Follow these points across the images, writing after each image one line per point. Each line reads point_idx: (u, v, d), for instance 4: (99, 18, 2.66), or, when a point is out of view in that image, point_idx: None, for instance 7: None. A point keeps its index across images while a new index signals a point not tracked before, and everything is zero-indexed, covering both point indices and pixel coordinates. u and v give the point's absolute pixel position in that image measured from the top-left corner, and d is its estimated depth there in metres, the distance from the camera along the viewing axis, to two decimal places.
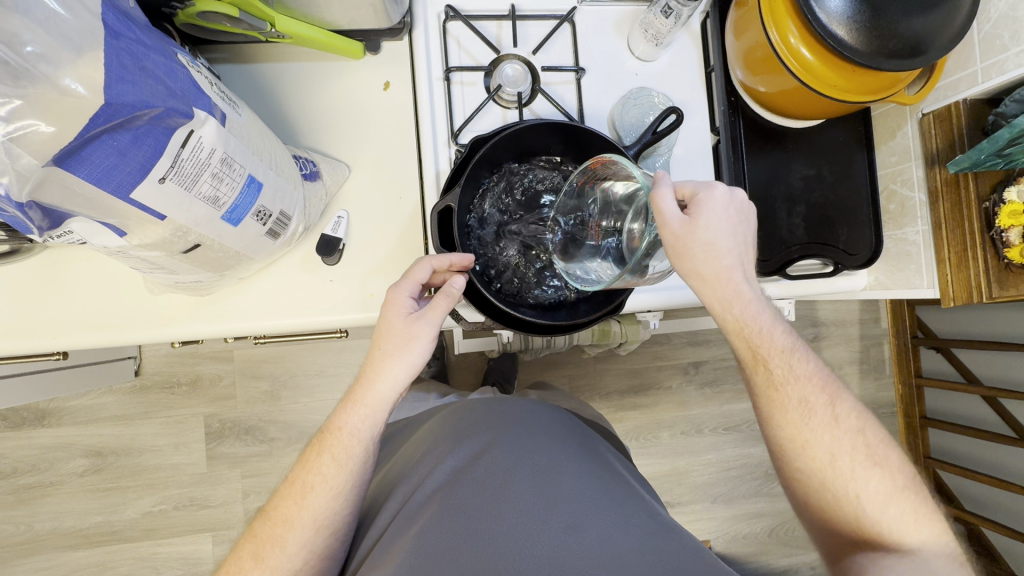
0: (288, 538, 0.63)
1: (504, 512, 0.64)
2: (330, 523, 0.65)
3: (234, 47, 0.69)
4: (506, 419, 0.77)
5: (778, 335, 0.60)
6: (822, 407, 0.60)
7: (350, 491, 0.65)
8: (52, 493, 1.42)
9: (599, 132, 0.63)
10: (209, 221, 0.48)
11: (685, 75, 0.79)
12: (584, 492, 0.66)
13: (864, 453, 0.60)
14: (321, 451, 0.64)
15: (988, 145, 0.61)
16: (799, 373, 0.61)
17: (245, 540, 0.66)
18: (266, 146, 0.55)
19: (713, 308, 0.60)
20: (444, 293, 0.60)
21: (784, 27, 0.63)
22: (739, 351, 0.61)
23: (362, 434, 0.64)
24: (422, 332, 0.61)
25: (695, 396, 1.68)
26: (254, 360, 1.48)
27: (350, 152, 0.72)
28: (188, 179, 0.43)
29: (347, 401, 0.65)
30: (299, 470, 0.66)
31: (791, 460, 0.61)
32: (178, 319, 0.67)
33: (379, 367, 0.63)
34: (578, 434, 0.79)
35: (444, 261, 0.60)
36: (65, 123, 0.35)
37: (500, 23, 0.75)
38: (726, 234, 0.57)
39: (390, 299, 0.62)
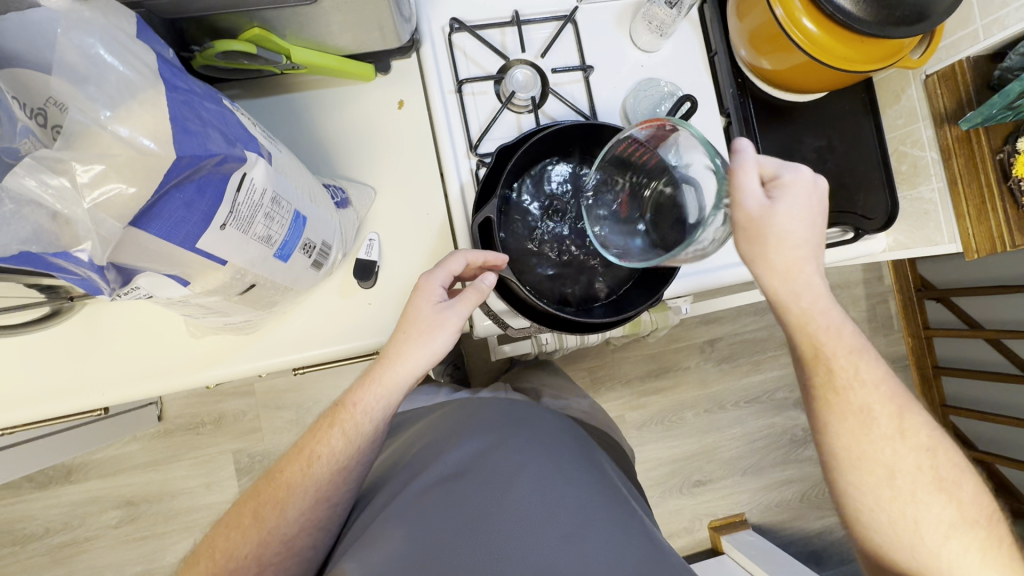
0: (288, 505, 0.64)
1: (507, 512, 0.63)
2: (329, 496, 0.65)
3: (245, 82, 0.69)
4: (515, 419, 0.77)
5: (830, 333, 0.55)
6: (887, 418, 0.55)
7: (353, 467, 0.65)
8: (88, 549, 1.40)
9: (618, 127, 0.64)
10: (264, 260, 0.49)
11: (689, 62, 0.80)
12: (585, 493, 0.66)
13: (931, 476, 0.55)
14: (333, 424, 0.65)
15: (998, 100, 0.62)
16: (866, 378, 0.55)
17: (247, 497, 0.67)
18: (303, 180, 0.55)
19: (779, 298, 0.55)
20: (474, 288, 0.62)
21: (787, 4, 0.64)
22: (800, 345, 0.56)
23: (375, 413, 0.64)
24: (449, 321, 0.62)
25: (714, 373, 1.70)
26: (276, 391, 1.48)
27: (372, 174, 0.72)
28: (245, 222, 0.44)
29: (366, 378, 0.65)
30: (308, 438, 0.66)
31: (843, 473, 0.57)
32: (222, 361, 0.67)
33: (401, 350, 0.63)
34: (579, 440, 0.78)
35: (478, 258, 0.63)
36: (147, 180, 0.36)
37: (504, 30, 0.75)
38: (786, 256, 0.54)
39: (423, 286, 0.63)
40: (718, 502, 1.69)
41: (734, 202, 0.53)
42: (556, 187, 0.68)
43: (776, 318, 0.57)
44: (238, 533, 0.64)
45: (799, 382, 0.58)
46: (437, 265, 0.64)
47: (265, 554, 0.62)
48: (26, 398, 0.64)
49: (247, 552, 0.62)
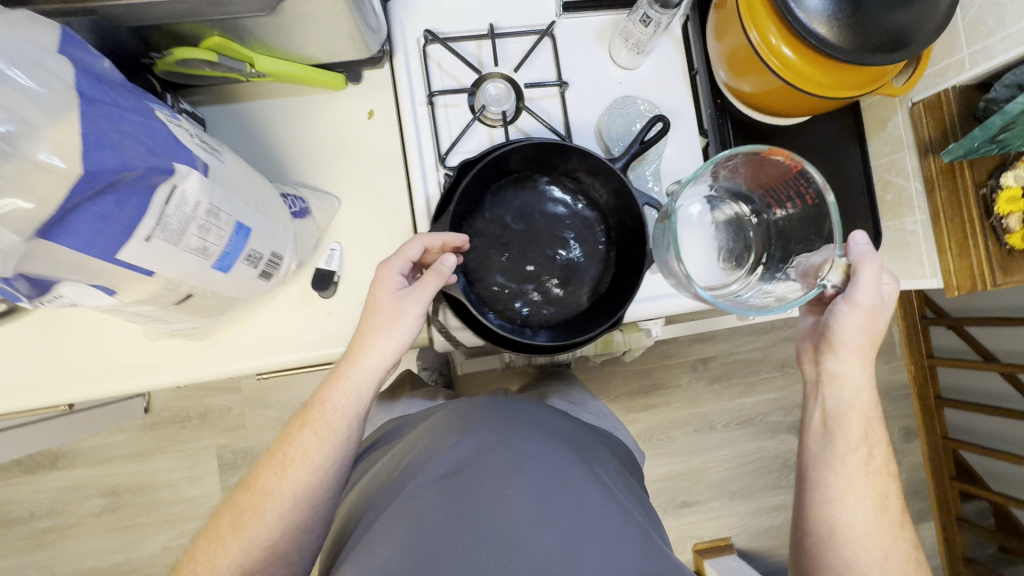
0: (267, 510, 0.61)
1: (505, 514, 0.58)
2: (309, 498, 0.63)
3: (212, 88, 0.69)
4: (505, 412, 0.71)
5: (868, 425, 0.65)
6: (894, 504, 0.65)
7: (331, 466, 0.63)
8: (71, 535, 1.43)
9: (582, 148, 0.62)
10: (200, 272, 0.48)
11: (669, 80, 0.78)
12: (582, 489, 0.62)
13: (908, 561, 0.64)
14: (303, 425, 0.63)
15: (980, 133, 0.59)
16: (887, 468, 0.66)
17: (223, 510, 0.63)
18: (252, 190, 0.55)
19: (846, 386, 0.65)
20: (434, 271, 0.60)
21: (770, 43, 0.63)
22: (848, 425, 0.65)
23: (346, 409, 0.63)
24: (410, 308, 0.61)
25: (706, 392, 1.67)
26: (262, 389, 1.49)
27: (337, 184, 0.71)
28: (175, 234, 0.44)
29: (334, 375, 0.64)
30: (280, 443, 0.64)
31: (840, 544, 0.64)
32: (178, 364, 0.67)
33: (365, 344, 0.62)
34: (581, 439, 0.73)
35: (436, 241, 0.62)
36: (46, 199, 0.36)
37: (480, 43, 0.74)
38: (863, 337, 0.63)
39: (381, 276, 0.62)
40: (704, 524, 1.66)
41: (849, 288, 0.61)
42: (517, 205, 0.67)
43: (832, 400, 0.66)
44: (218, 547, 0.61)
45: (822, 454, 0.66)
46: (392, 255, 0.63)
47: (248, 562, 0.60)
48: None
49: (230, 563, 0.60)
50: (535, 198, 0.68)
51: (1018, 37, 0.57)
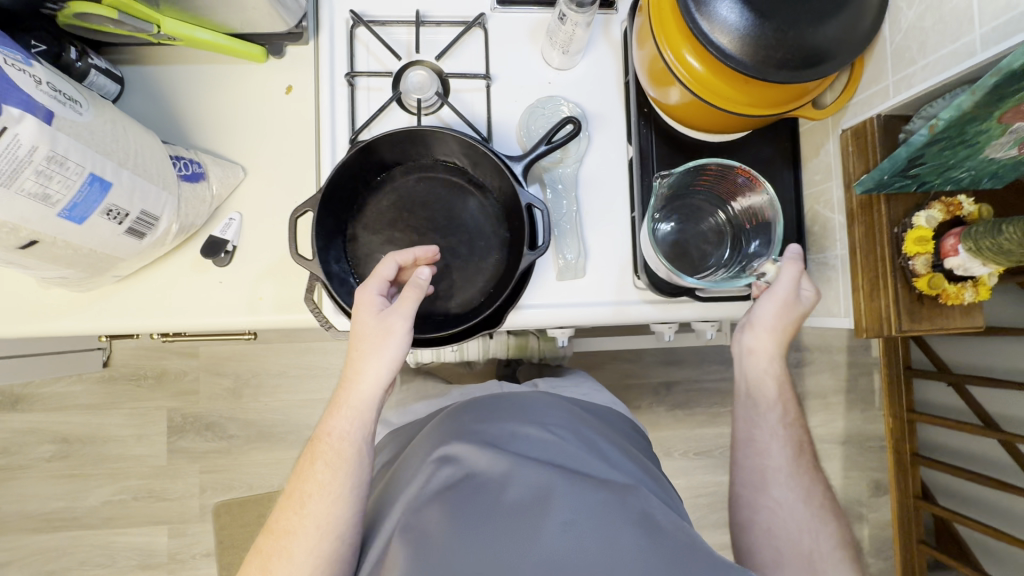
0: (294, 549, 0.58)
1: (502, 511, 0.58)
2: (336, 527, 0.59)
3: (135, 49, 0.70)
4: (492, 412, 0.72)
5: (782, 385, 0.67)
6: (808, 454, 0.67)
7: (350, 493, 0.60)
8: (20, 476, 1.47)
9: (463, 136, 0.62)
10: (42, 218, 0.49)
11: (600, 85, 0.76)
12: (579, 480, 0.62)
13: (832, 507, 0.65)
14: (313, 459, 0.60)
15: (887, 166, 0.56)
16: (799, 422, 0.68)
17: (250, 557, 0.61)
18: (124, 146, 0.55)
19: (764, 354, 0.67)
20: (412, 285, 0.60)
21: (685, 62, 0.60)
22: (767, 385, 0.67)
23: (353, 436, 0.61)
24: (398, 326, 0.60)
25: (666, 417, 1.61)
26: (219, 357, 1.51)
27: (246, 155, 0.72)
28: (4, 176, 0.44)
29: (333, 405, 0.62)
30: (294, 481, 0.61)
31: (767, 489, 0.65)
32: (64, 316, 0.68)
33: (360, 368, 0.61)
34: (578, 418, 0.73)
35: (408, 257, 0.62)
36: None
37: (410, 29, 0.74)
38: (784, 316, 0.65)
39: (361, 300, 0.61)
40: None
41: (776, 287, 0.63)
42: (411, 191, 0.69)
43: (750, 365, 0.68)
44: None
45: (746, 412, 0.68)
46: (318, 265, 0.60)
47: None
48: None
49: None
50: (413, 189, 0.69)
51: (937, 66, 0.53)
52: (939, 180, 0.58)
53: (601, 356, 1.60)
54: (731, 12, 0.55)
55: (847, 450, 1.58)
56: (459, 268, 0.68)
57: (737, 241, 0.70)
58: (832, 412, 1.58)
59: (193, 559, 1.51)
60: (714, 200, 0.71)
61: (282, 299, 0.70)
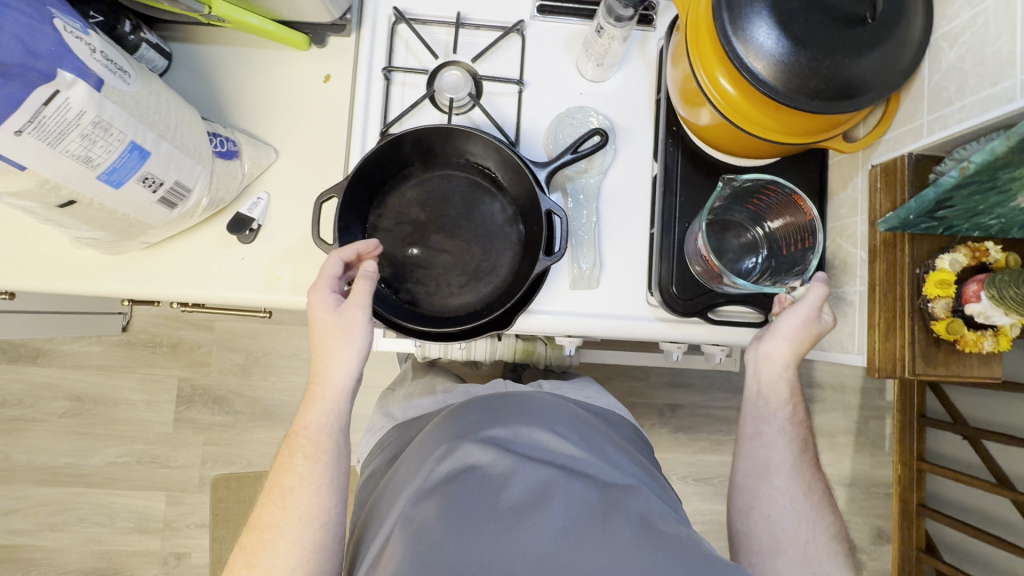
0: (279, 541, 0.58)
1: (501, 509, 0.59)
2: (320, 516, 0.59)
3: (187, 28, 0.73)
4: (494, 412, 0.73)
5: (793, 385, 0.69)
6: (809, 448, 0.69)
7: (331, 483, 0.60)
8: (33, 428, 1.52)
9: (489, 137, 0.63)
10: (82, 179, 0.51)
11: (632, 100, 0.77)
12: (578, 485, 0.62)
13: (826, 499, 0.68)
14: (291, 453, 0.60)
15: (914, 204, 0.55)
16: (804, 419, 0.70)
17: (235, 554, 0.60)
18: (165, 118, 0.57)
19: (780, 360, 0.67)
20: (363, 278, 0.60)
21: (718, 84, 0.60)
22: (780, 386, 0.68)
23: (330, 426, 0.61)
24: (358, 317, 0.59)
25: (668, 440, 1.60)
26: (233, 334, 1.54)
27: (280, 138, 0.74)
28: (51, 135, 0.46)
29: (307, 400, 0.62)
30: (273, 476, 0.61)
31: (770, 477, 0.67)
32: (91, 276, 0.70)
33: (330, 362, 0.61)
34: (579, 420, 0.73)
35: (350, 252, 0.62)
36: None
37: (449, 30, 0.76)
38: (805, 331, 0.65)
39: (314, 301, 0.60)
40: None
41: (800, 306, 0.64)
42: (434, 188, 0.70)
43: (767, 368, 0.68)
44: None
45: (757, 409, 0.69)
46: (336, 249, 0.62)
47: None
48: None
49: None
50: (437, 185, 0.70)
51: (975, 108, 0.53)
52: (966, 225, 0.58)
53: (608, 371, 1.59)
54: (769, 39, 0.55)
55: (851, 494, 1.54)
56: (476, 268, 0.69)
57: (781, 259, 0.69)
58: (839, 453, 1.54)
59: (187, 529, 1.54)
60: (752, 217, 0.71)
61: (299, 280, 0.72)
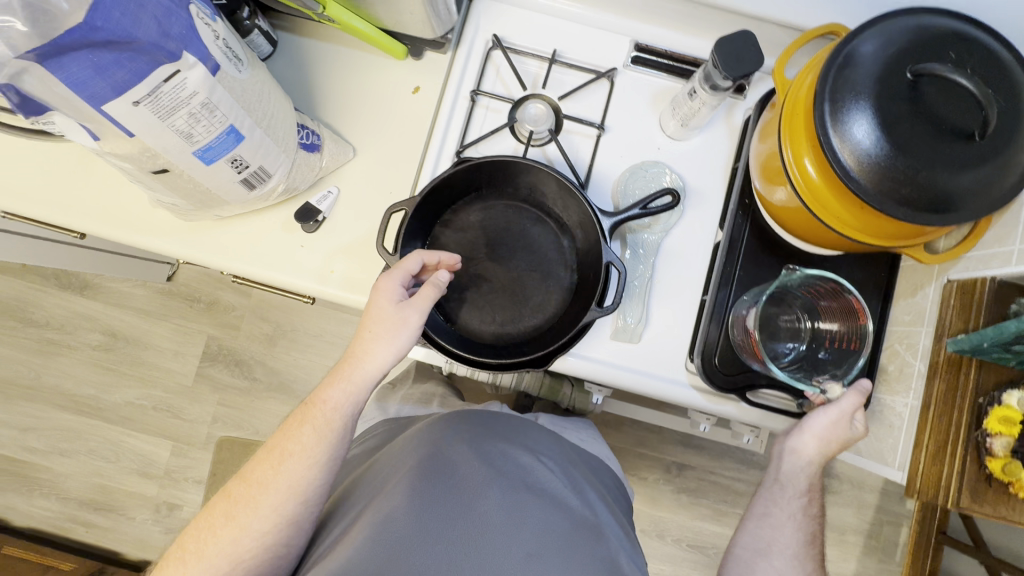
0: (261, 501, 0.57)
1: (472, 522, 0.57)
2: (306, 491, 0.58)
3: (297, 20, 0.76)
4: (486, 426, 0.70)
5: (816, 478, 0.66)
6: (818, 541, 0.67)
7: (328, 464, 0.59)
8: (66, 355, 1.59)
9: (564, 180, 0.64)
10: (180, 152, 0.53)
11: (708, 164, 0.76)
12: (554, 517, 0.60)
13: None
14: (302, 421, 0.59)
15: (989, 333, 0.53)
16: (819, 513, 0.67)
17: (217, 497, 0.60)
18: (263, 106, 0.60)
19: (805, 455, 0.65)
20: (431, 284, 0.61)
21: (803, 168, 0.59)
22: (800, 477, 0.66)
23: (345, 411, 0.59)
24: (411, 320, 0.60)
25: (669, 499, 1.55)
26: (268, 304, 1.58)
27: (360, 138, 0.76)
28: (163, 109, 0.49)
29: (333, 374, 0.61)
30: (279, 436, 0.60)
31: (768, 559, 0.66)
32: (158, 233, 0.73)
33: (366, 349, 0.60)
34: (567, 458, 0.72)
35: (434, 258, 0.63)
36: (43, 30, 0.40)
37: (542, 64, 0.77)
38: (831, 433, 0.63)
39: (380, 286, 0.60)
40: None
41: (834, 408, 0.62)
42: (497, 216, 0.71)
43: (790, 458, 0.66)
44: (209, 532, 0.57)
45: (771, 491, 0.68)
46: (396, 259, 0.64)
47: (239, 552, 0.56)
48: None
49: (219, 550, 0.56)
50: (500, 213, 0.71)
51: None
52: None
53: (621, 416, 1.57)
54: (864, 135, 0.54)
55: None
56: (522, 302, 0.69)
57: (819, 358, 0.67)
58: (846, 551, 1.47)
59: (184, 482, 1.57)
60: (805, 306, 0.70)
61: (350, 277, 0.73)
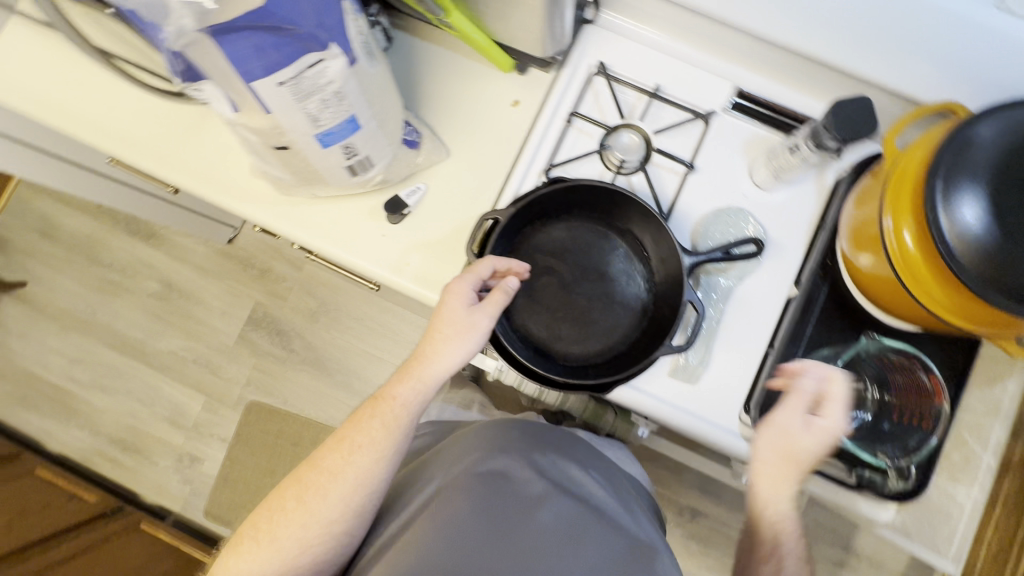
0: (331, 490, 0.60)
1: (532, 532, 0.57)
2: (371, 485, 0.60)
3: (414, 22, 0.80)
4: (539, 439, 0.70)
5: (783, 527, 0.64)
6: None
7: (392, 457, 0.61)
8: (123, 297, 1.67)
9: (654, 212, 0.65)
10: (304, 133, 0.56)
11: (794, 218, 0.76)
12: (611, 532, 0.59)
13: None
14: (371, 415, 0.61)
15: None
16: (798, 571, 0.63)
17: (287, 482, 0.62)
18: (382, 101, 0.62)
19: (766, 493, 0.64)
20: (500, 289, 0.62)
21: (901, 240, 0.58)
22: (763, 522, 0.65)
23: (413, 407, 0.62)
24: (482, 325, 0.61)
25: (677, 543, 1.52)
26: (317, 280, 1.63)
27: (455, 141, 0.78)
28: (302, 93, 0.52)
29: (402, 371, 0.63)
30: (348, 427, 0.62)
31: None
32: (253, 201, 0.76)
33: (436, 350, 0.61)
34: (616, 482, 0.71)
35: (504, 264, 0.64)
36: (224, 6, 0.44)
37: (640, 96, 0.78)
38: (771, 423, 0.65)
39: (451, 289, 0.62)
40: None
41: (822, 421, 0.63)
42: (578, 237, 0.72)
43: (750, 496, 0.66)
44: (280, 515, 0.60)
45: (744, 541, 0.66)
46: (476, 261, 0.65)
47: (308, 537, 0.59)
48: (117, 134, 0.77)
49: (289, 534, 0.59)
50: (580, 235, 0.72)
51: None
52: None
53: (642, 451, 1.55)
54: (973, 217, 0.53)
55: None
56: (589, 324, 0.70)
57: (883, 428, 0.68)
58: None
59: (209, 438, 1.62)
60: (876, 375, 0.68)
61: (425, 273, 0.75)
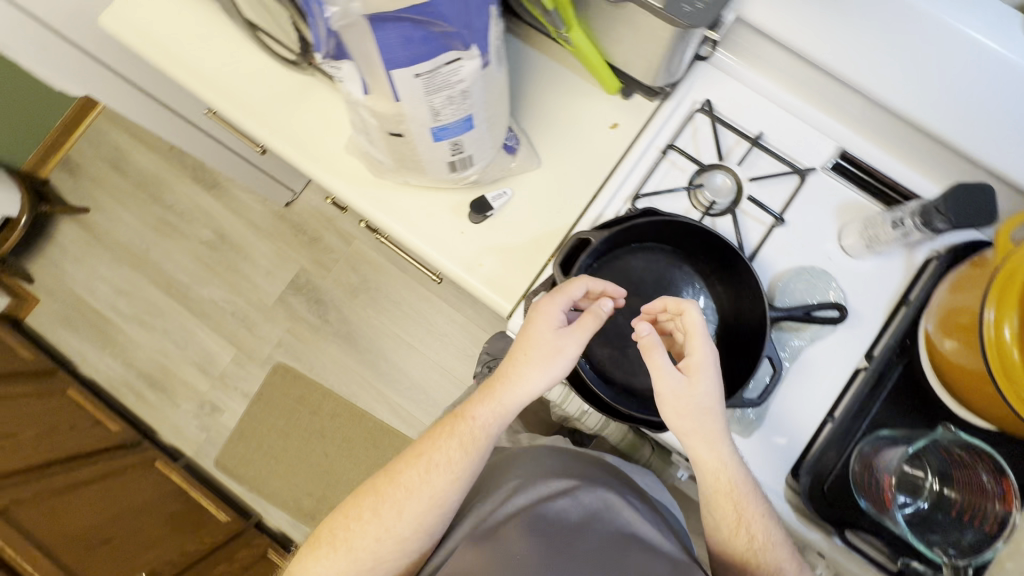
0: (406, 506, 0.61)
1: (575, 556, 0.56)
2: (444, 504, 0.62)
3: (528, 31, 0.80)
4: (583, 470, 0.70)
5: (735, 488, 0.60)
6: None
7: (466, 480, 0.63)
8: (177, 239, 1.72)
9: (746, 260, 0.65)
10: (422, 124, 0.57)
11: (876, 289, 0.74)
12: (652, 560, 0.57)
13: None
14: (450, 434, 0.63)
15: None
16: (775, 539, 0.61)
17: (365, 489, 0.64)
18: (496, 104, 0.63)
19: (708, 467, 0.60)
20: (593, 313, 0.62)
21: (1000, 334, 0.56)
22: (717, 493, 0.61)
23: (491, 429, 0.63)
24: (569, 349, 0.61)
25: None
26: (363, 258, 1.65)
27: (547, 152, 0.79)
28: (433, 87, 0.53)
29: (482, 391, 0.64)
30: (425, 443, 0.64)
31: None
32: (343, 177, 0.78)
33: (518, 373, 0.62)
34: (652, 507, 0.69)
35: (599, 287, 0.64)
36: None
37: (740, 141, 0.77)
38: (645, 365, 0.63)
39: (541, 310, 0.62)
40: None
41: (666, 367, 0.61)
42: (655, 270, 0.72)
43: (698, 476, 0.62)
44: (357, 525, 0.62)
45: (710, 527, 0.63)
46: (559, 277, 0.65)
47: (383, 549, 0.61)
48: (227, 89, 0.79)
49: (365, 545, 0.61)
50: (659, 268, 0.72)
51: None
52: None
53: None
54: None
55: None
56: None
57: (939, 523, 0.66)
58: None
59: (232, 390, 1.65)
60: (940, 468, 0.67)
61: (495, 276, 0.76)
